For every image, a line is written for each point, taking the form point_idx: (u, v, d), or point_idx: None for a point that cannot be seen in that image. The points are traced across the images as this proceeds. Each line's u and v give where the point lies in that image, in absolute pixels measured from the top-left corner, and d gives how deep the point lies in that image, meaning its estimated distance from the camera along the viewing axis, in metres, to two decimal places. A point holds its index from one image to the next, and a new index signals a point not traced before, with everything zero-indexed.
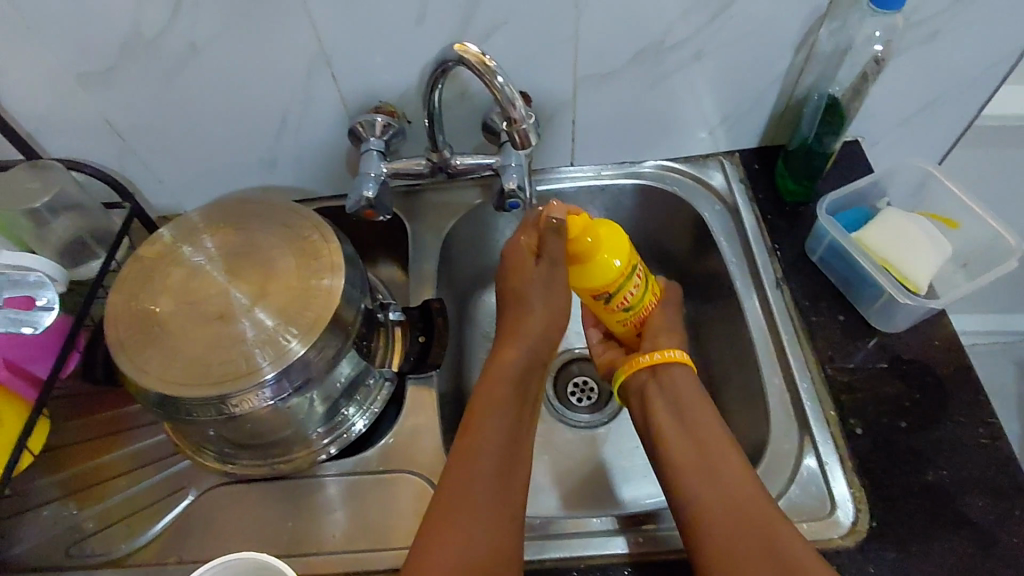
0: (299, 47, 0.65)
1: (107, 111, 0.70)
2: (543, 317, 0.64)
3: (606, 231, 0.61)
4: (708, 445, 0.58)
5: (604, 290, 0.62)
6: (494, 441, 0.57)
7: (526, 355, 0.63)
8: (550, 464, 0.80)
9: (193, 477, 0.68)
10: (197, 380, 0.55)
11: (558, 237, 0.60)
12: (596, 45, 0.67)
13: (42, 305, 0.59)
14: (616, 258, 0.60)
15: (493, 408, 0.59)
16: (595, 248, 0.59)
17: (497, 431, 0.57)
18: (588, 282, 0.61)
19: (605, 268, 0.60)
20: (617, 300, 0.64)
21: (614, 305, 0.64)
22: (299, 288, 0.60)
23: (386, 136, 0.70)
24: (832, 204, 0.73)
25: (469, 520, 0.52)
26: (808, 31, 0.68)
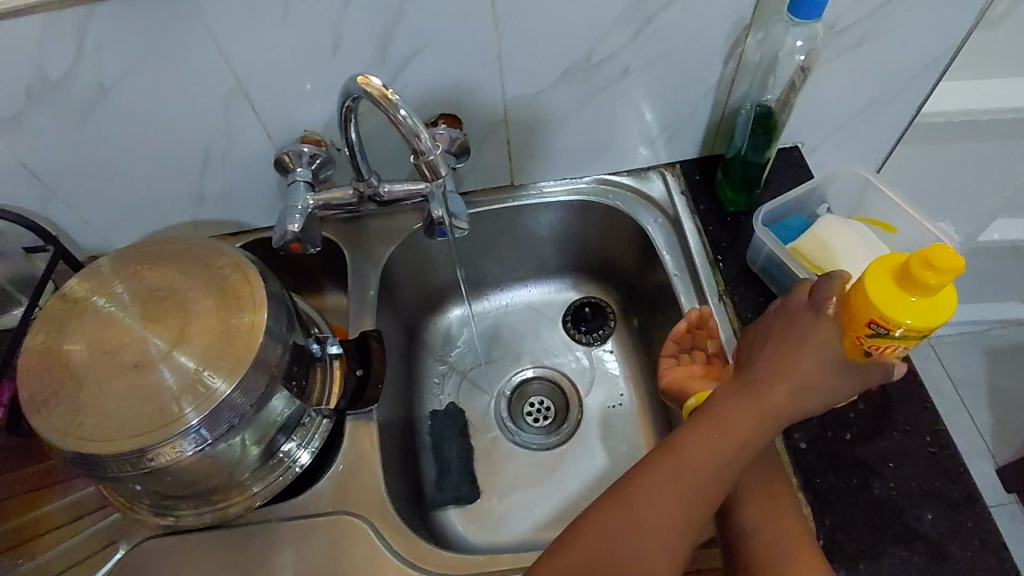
0: (215, 80, 0.63)
1: (22, 155, 0.67)
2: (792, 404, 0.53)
3: (946, 295, 0.47)
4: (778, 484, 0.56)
5: (885, 321, 0.47)
6: (680, 481, 0.51)
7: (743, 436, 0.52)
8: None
9: (123, 531, 0.66)
10: (115, 435, 0.53)
11: (913, 261, 0.47)
12: (519, 65, 0.66)
13: None
14: (941, 300, 0.47)
15: (705, 451, 0.52)
16: (933, 278, 0.45)
17: (692, 469, 0.51)
18: (876, 304, 0.47)
19: (898, 305, 0.47)
20: (883, 341, 0.49)
21: (874, 343, 0.49)
22: (221, 328, 0.58)
23: (314, 165, 0.69)
24: (771, 214, 0.72)
25: (618, 545, 0.49)
26: (735, 41, 0.67)
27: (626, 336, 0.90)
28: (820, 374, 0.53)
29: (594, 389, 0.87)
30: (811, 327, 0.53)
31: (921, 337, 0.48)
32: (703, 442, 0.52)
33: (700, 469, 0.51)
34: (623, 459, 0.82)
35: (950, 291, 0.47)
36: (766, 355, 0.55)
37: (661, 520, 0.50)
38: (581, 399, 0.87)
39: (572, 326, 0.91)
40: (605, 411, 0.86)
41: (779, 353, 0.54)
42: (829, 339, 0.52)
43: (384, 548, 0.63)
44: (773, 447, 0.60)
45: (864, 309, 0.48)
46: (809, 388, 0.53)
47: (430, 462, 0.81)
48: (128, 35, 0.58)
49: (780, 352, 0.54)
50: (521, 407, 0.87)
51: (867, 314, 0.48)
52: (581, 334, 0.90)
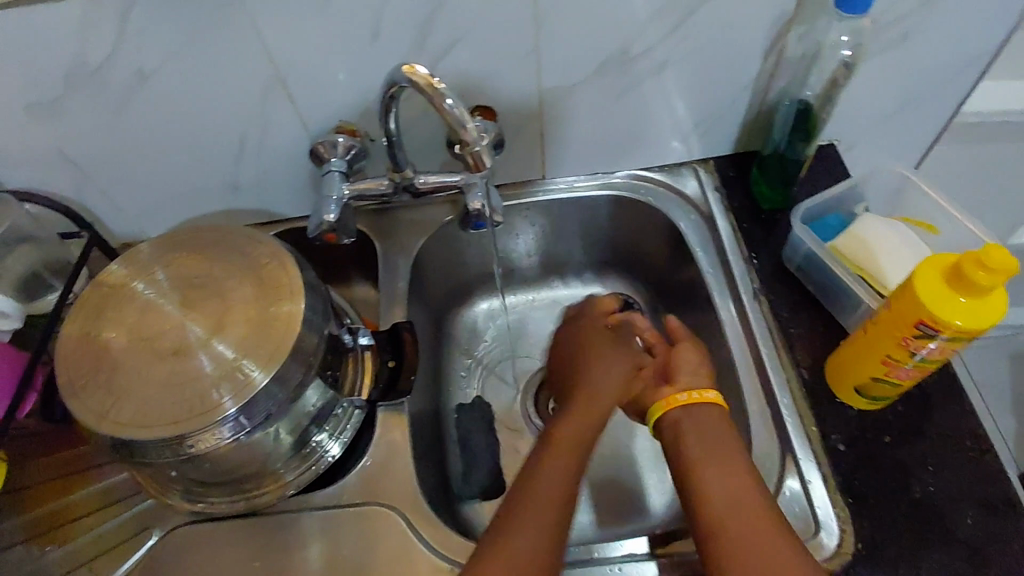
0: (252, 69, 0.63)
1: (59, 141, 0.68)
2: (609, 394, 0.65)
3: (997, 297, 0.49)
4: (716, 449, 0.56)
5: (931, 323, 0.50)
6: (569, 464, 0.58)
7: (589, 426, 0.61)
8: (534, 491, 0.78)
9: (157, 517, 0.66)
10: (154, 421, 0.53)
11: (963, 264, 0.48)
12: (556, 57, 0.65)
13: None
14: (989, 302, 0.48)
15: (568, 436, 0.60)
16: (981, 281, 0.47)
17: (576, 444, 0.60)
18: (923, 305, 0.50)
19: (946, 307, 0.49)
20: (929, 341, 0.52)
21: (921, 342, 0.52)
22: (259, 317, 0.58)
23: (348, 156, 0.68)
24: (810, 211, 0.71)
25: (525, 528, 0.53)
26: (775, 36, 0.66)
27: None
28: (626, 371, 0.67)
29: None
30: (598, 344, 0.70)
31: (970, 338, 0.51)
32: (562, 430, 0.61)
33: (579, 448, 0.59)
34: None
35: (1001, 293, 0.49)
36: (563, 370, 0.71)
37: (562, 499, 0.55)
38: None
39: None
40: None
41: (597, 353, 0.69)
42: (880, 336, 0.55)
43: (416, 540, 0.63)
44: (700, 413, 0.60)
45: (912, 309, 0.51)
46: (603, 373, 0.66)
47: (456, 455, 0.81)
48: (168, 22, 0.58)
49: (594, 359, 0.68)
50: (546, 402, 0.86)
51: (915, 316, 0.51)
52: None
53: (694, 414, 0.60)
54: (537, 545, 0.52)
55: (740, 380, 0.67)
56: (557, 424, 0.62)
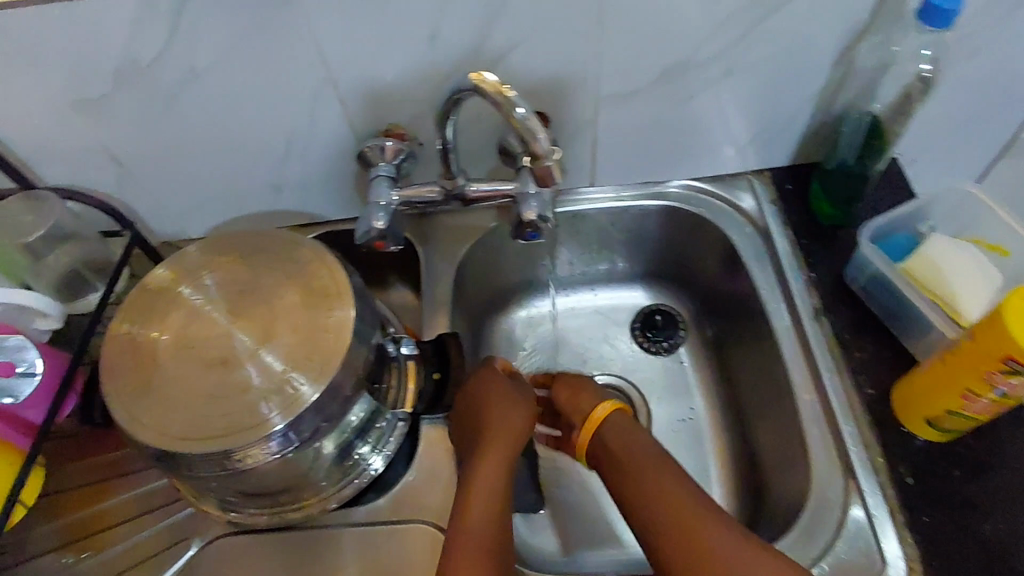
0: (304, 70, 0.62)
1: (105, 139, 0.66)
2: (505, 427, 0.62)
3: None
4: (647, 470, 0.56)
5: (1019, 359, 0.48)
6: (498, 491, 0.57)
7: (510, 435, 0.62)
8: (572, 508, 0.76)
9: (196, 526, 0.65)
10: (201, 433, 0.52)
11: None
12: (617, 64, 0.63)
13: (23, 371, 0.60)
14: None
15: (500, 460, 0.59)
16: None
17: (505, 469, 0.59)
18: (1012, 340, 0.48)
19: None
20: (1012, 376, 0.50)
21: (1003, 377, 0.51)
22: (309, 328, 0.56)
23: (396, 161, 0.66)
24: (877, 230, 0.68)
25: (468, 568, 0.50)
26: (848, 46, 0.63)
27: (698, 347, 0.87)
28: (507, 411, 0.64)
29: (665, 399, 0.84)
30: (492, 383, 0.65)
31: None
32: (489, 451, 0.60)
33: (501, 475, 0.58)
34: (695, 475, 0.79)
35: None
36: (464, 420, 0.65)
37: (493, 529, 0.54)
38: (650, 410, 0.84)
39: (641, 335, 0.88)
40: (676, 423, 0.83)
41: (522, 409, 0.64)
42: (958, 368, 0.54)
43: None
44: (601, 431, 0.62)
45: (999, 343, 0.49)
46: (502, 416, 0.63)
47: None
48: (221, 20, 0.56)
49: (501, 407, 0.63)
50: None
51: (1002, 350, 0.49)
52: (652, 343, 0.88)
53: (607, 432, 0.62)
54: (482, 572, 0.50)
55: (798, 404, 0.65)
56: (487, 452, 0.60)
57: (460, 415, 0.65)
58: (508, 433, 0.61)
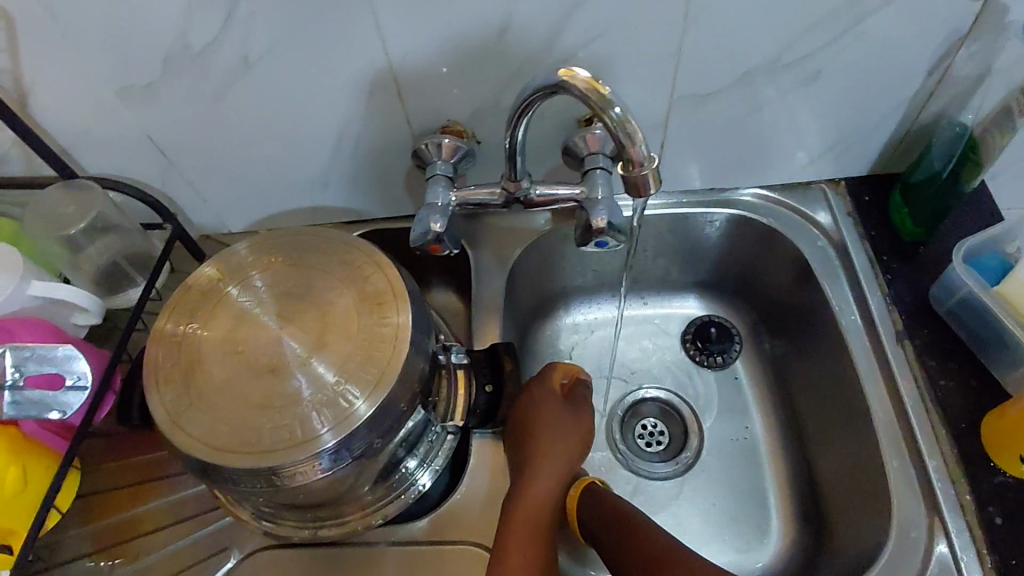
0: (363, 61, 0.58)
1: (149, 128, 0.63)
2: (557, 457, 0.61)
3: None
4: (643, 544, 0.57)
5: None
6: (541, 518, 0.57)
7: (556, 469, 0.61)
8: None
9: (236, 536, 0.61)
10: (248, 446, 0.49)
11: None
12: (698, 63, 0.59)
13: (72, 383, 0.55)
14: None
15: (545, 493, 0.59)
16: None
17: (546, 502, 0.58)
18: None
19: None
20: None
21: None
22: (363, 337, 0.53)
23: (454, 160, 0.63)
24: (968, 250, 0.63)
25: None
26: (949, 51, 0.58)
27: (755, 363, 0.82)
28: (562, 441, 0.62)
29: (719, 417, 0.80)
30: (554, 410, 0.63)
31: None
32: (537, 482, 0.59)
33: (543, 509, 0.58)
34: (750, 500, 0.75)
35: None
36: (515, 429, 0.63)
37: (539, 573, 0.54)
38: (702, 428, 0.80)
39: (694, 349, 0.84)
40: (730, 442, 0.79)
41: (576, 441, 0.63)
42: None
43: None
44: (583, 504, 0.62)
45: None
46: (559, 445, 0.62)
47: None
48: (280, 5, 0.53)
49: (555, 427, 0.62)
50: (633, 430, 0.81)
51: None
52: (706, 355, 0.83)
53: (588, 517, 0.61)
54: None
55: (877, 433, 0.60)
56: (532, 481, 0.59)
57: (518, 424, 0.62)
58: (555, 466, 0.61)
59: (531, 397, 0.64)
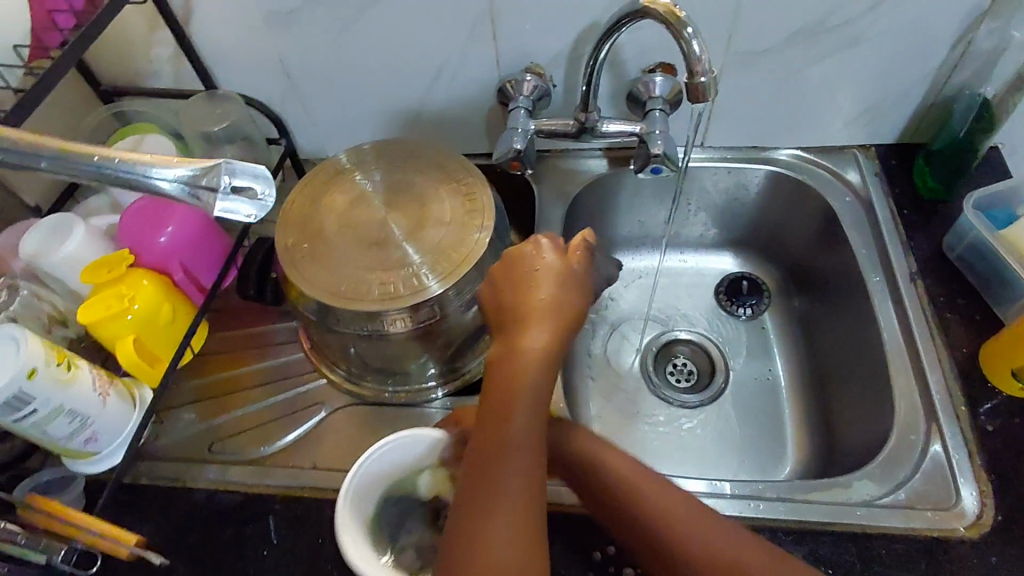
0: (469, 3, 0.69)
1: (281, 52, 0.75)
2: (558, 311, 0.53)
3: None
4: (652, 482, 0.52)
5: None
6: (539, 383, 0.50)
7: (563, 323, 0.53)
8: (666, 445, 0.82)
9: (327, 395, 0.71)
10: (358, 296, 0.59)
11: None
12: (752, 22, 0.69)
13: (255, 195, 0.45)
14: None
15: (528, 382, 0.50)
16: None
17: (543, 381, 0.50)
18: None
19: None
20: None
21: None
22: (454, 226, 0.64)
23: (533, 96, 0.73)
24: (980, 203, 0.71)
25: (505, 515, 0.45)
26: (972, 25, 0.68)
27: (782, 314, 0.90)
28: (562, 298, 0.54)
29: (742, 359, 0.88)
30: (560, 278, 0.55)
31: None
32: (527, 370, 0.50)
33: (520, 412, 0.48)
34: (770, 429, 0.82)
35: None
36: (508, 297, 0.55)
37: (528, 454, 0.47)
38: (727, 369, 0.88)
39: (726, 299, 0.91)
40: (749, 381, 0.86)
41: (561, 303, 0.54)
42: None
43: None
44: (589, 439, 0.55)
45: None
46: (565, 301, 0.54)
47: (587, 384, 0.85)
48: None
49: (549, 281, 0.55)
50: (664, 366, 0.89)
51: None
52: (736, 305, 0.91)
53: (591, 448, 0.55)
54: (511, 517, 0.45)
55: (886, 355, 0.68)
56: (509, 376, 0.50)
57: (497, 285, 0.56)
58: (534, 348, 0.51)
59: (527, 255, 0.57)
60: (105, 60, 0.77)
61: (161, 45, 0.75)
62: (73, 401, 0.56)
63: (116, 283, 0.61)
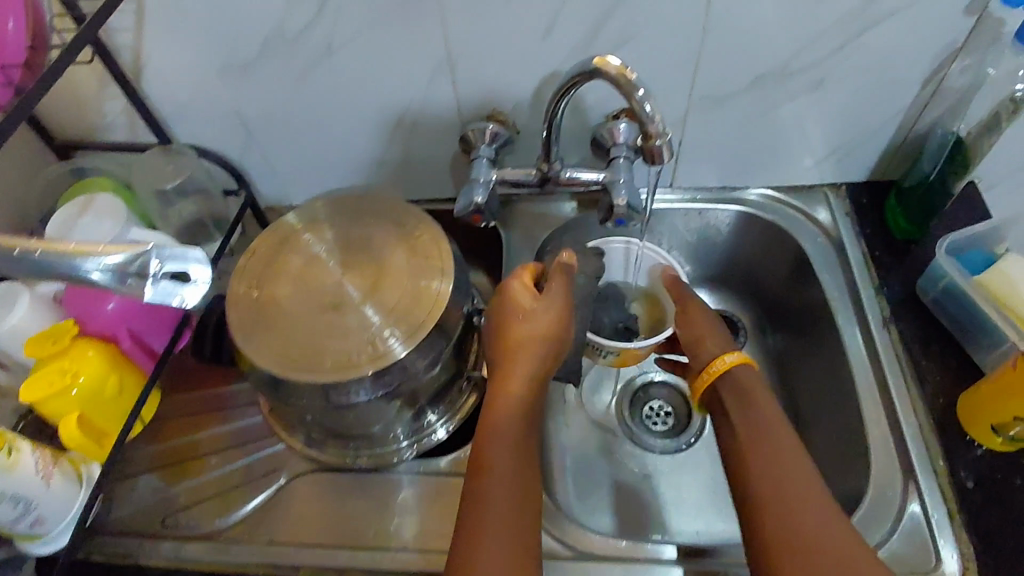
0: (427, 52, 0.67)
1: (236, 103, 0.73)
2: (537, 338, 0.62)
3: None
4: (774, 424, 0.58)
5: None
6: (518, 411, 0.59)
7: (538, 353, 0.62)
8: (641, 496, 0.80)
9: (285, 461, 0.69)
10: (310, 366, 0.57)
11: None
12: (717, 67, 0.67)
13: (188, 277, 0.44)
14: None
15: (510, 414, 0.59)
16: None
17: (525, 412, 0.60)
18: None
19: None
20: None
21: None
22: (412, 286, 0.62)
23: (495, 144, 0.71)
24: (954, 246, 0.70)
25: (496, 525, 0.53)
26: (940, 66, 0.66)
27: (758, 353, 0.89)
28: (538, 328, 0.62)
29: None
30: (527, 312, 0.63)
31: None
32: (508, 407, 0.59)
33: (505, 436, 0.57)
34: None
35: None
36: (493, 339, 0.64)
37: (513, 470, 0.55)
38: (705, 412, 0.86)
39: None
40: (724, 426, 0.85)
41: (537, 334, 0.62)
42: None
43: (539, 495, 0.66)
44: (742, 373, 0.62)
45: None
46: (538, 328, 0.62)
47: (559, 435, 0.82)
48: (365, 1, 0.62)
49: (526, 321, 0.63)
50: (641, 410, 0.87)
51: None
52: None
53: (723, 391, 0.62)
54: (500, 527, 0.53)
55: (862, 406, 0.66)
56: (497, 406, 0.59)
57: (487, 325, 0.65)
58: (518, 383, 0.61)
59: (503, 297, 0.66)
60: (55, 115, 0.75)
61: (113, 100, 0.73)
62: (14, 486, 0.54)
63: (59, 358, 0.59)
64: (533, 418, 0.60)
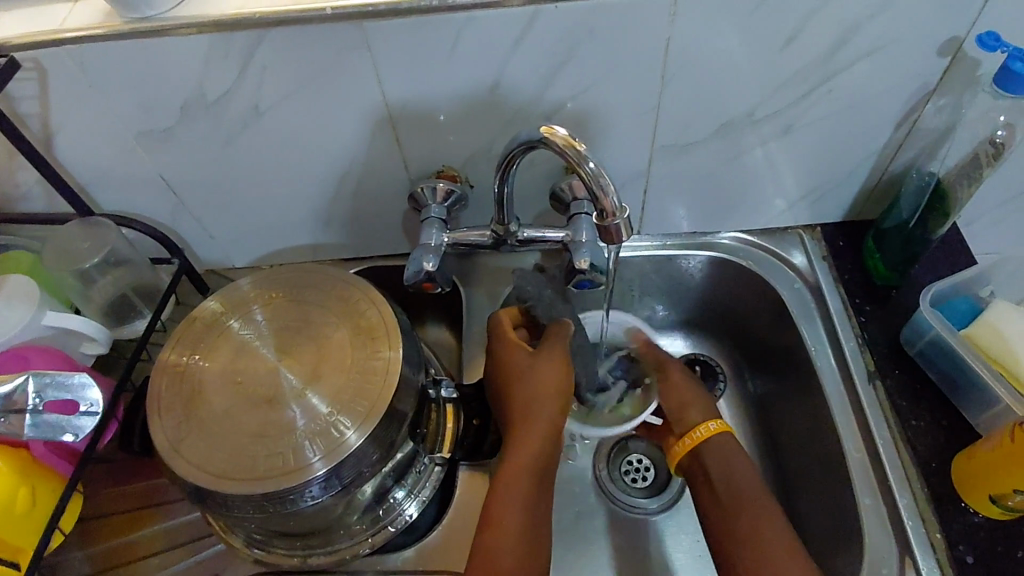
0: (367, 111, 0.62)
1: (162, 169, 0.67)
2: (548, 382, 0.61)
3: None
4: (756, 505, 0.57)
5: None
6: (537, 452, 0.58)
7: (548, 397, 0.61)
8: None
9: (227, 563, 0.64)
10: (242, 474, 0.51)
11: None
12: (679, 116, 0.63)
13: (85, 409, 0.54)
14: None
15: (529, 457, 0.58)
16: None
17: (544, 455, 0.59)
18: None
19: None
20: None
21: None
22: (356, 370, 0.56)
23: (447, 202, 0.66)
24: (938, 295, 0.67)
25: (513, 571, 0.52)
26: (913, 107, 0.63)
27: None
28: (547, 371, 0.62)
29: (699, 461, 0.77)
30: (534, 359, 0.63)
31: None
32: (530, 449, 0.58)
33: (523, 479, 0.57)
34: None
35: None
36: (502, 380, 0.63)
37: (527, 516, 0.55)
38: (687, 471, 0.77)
39: None
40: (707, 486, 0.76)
41: (547, 377, 0.62)
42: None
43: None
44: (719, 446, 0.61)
45: None
46: (547, 372, 0.62)
47: None
48: (292, 61, 0.57)
49: (538, 363, 0.62)
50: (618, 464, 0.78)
51: None
52: None
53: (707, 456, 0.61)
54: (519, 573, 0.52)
55: (852, 474, 0.62)
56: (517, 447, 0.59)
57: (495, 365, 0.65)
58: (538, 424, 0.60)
59: (504, 338, 0.66)
60: None
61: (24, 170, 0.66)
62: None
63: None
64: (552, 459, 0.60)
